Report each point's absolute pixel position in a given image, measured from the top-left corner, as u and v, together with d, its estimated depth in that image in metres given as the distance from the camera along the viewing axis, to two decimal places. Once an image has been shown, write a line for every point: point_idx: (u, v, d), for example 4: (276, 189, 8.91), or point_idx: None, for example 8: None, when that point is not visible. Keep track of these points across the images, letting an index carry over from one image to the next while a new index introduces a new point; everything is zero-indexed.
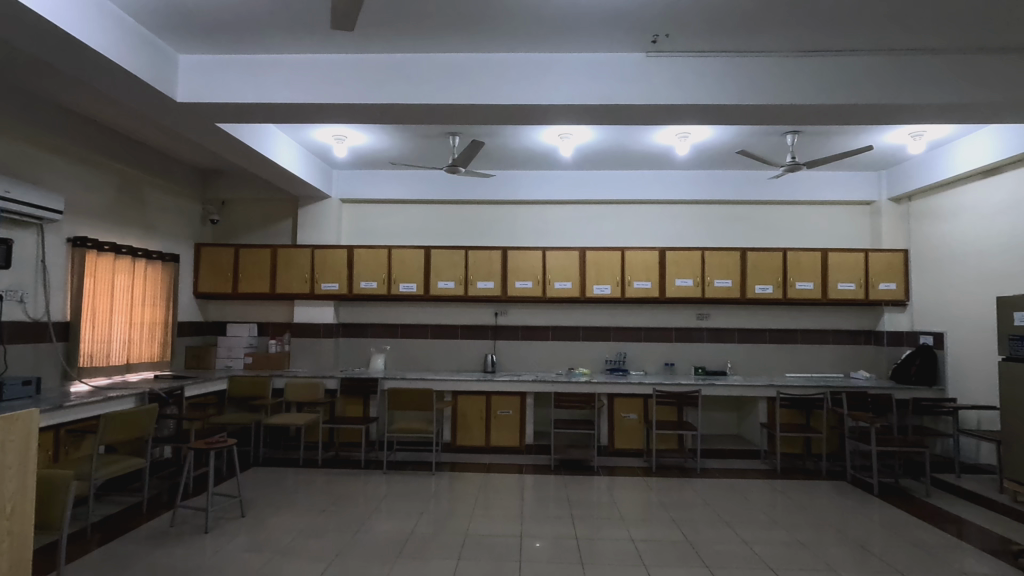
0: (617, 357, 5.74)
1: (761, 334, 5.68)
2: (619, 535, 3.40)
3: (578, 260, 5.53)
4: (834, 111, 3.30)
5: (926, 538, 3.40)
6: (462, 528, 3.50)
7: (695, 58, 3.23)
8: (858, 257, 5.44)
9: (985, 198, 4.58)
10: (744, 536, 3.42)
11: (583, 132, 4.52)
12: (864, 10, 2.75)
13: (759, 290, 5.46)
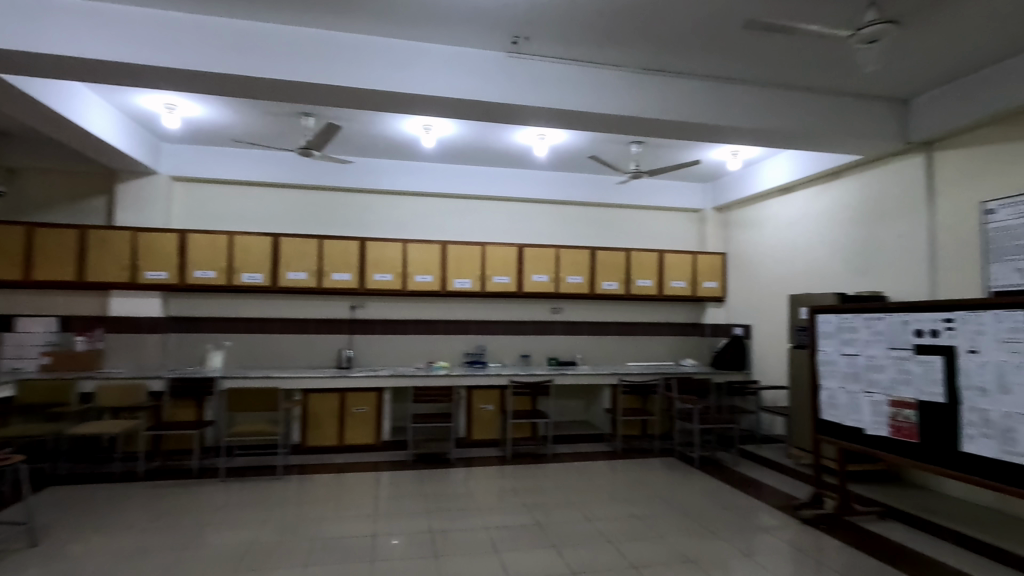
0: (476, 350, 5.83)
1: (607, 327, 6.16)
2: (474, 525, 3.47)
3: (439, 253, 5.51)
4: (669, 127, 3.67)
5: (734, 500, 3.96)
6: (312, 533, 3.31)
7: (552, 64, 3.39)
8: (687, 259, 6.14)
9: (783, 212, 5.43)
10: (588, 514, 3.69)
11: (445, 125, 4.51)
12: (693, 36, 3.09)
13: (606, 286, 5.91)
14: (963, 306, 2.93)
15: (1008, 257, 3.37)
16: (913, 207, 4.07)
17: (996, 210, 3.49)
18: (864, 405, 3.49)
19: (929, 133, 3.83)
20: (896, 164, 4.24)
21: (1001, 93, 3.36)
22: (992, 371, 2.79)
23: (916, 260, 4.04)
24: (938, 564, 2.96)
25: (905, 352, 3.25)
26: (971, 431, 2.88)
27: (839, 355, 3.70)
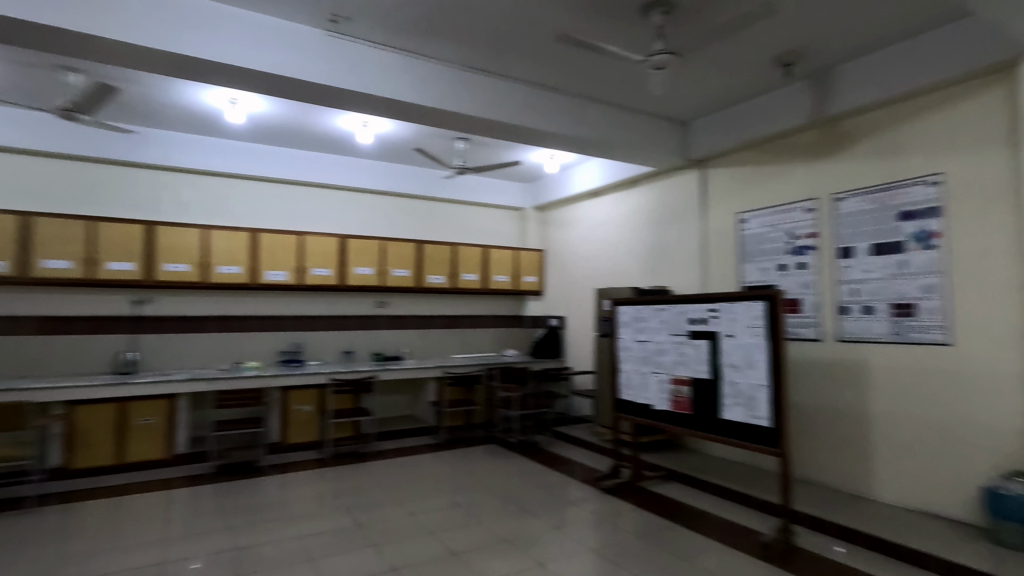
0: (292, 348, 5.41)
1: (433, 320, 6.19)
2: (286, 535, 3.23)
3: (248, 243, 4.98)
4: (491, 126, 3.81)
5: (548, 479, 4.28)
6: (76, 572, 2.77)
7: (374, 49, 3.28)
8: (510, 254, 6.44)
9: (592, 214, 6.00)
10: (411, 508, 3.67)
11: (255, 101, 4.08)
12: (513, 40, 3.23)
13: (432, 280, 5.92)
14: (723, 298, 3.54)
15: (755, 259, 4.21)
16: (690, 215, 4.80)
17: (748, 220, 4.29)
18: (652, 384, 4.02)
19: (703, 153, 4.54)
20: (679, 177, 4.95)
21: (751, 125, 4.13)
22: (742, 351, 3.41)
23: (692, 260, 4.77)
24: (705, 513, 3.55)
25: (682, 337, 3.81)
26: (727, 401, 3.49)
27: (633, 341, 4.20)
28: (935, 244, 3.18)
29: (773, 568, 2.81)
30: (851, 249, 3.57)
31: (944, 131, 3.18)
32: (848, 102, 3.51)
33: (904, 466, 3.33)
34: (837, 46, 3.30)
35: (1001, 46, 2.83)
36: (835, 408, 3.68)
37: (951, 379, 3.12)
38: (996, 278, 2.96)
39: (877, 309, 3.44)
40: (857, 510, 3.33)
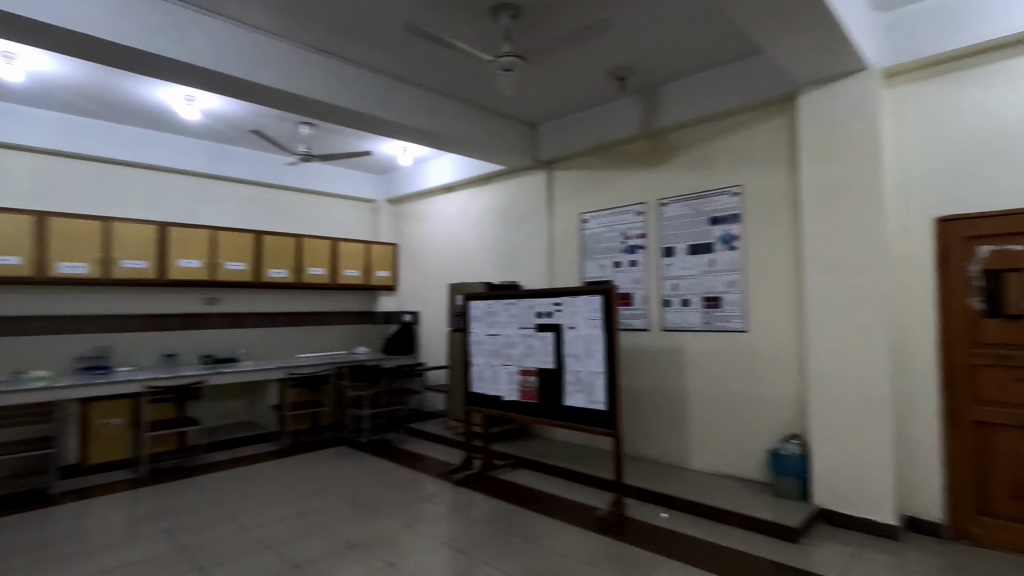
0: (96, 353, 4.63)
1: (275, 318, 5.73)
2: (87, 571, 2.76)
3: (32, 228, 4.14)
4: (337, 111, 3.63)
5: (400, 477, 4.21)
6: None
7: (199, 16, 2.93)
8: (361, 248, 6.19)
9: (445, 209, 6.01)
10: (247, 523, 3.37)
11: (39, 58, 3.40)
12: (360, 25, 3.10)
13: (274, 274, 5.48)
14: (566, 293, 3.77)
15: (594, 256, 4.56)
16: (538, 214, 5.04)
17: (589, 220, 4.62)
18: (502, 375, 4.16)
19: (549, 154, 4.79)
20: (528, 177, 5.16)
21: (592, 132, 4.44)
22: (582, 341, 3.67)
23: (540, 256, 5.02)
24: (550, 496, 3.77)
25: (530, 330, 3.99)
26: (569, 388, 3.74)
27: (485, 335, 4.30)
28: (736, 246, 3.72)
29: (608, 539, 3.08)
30: (672, 249, 4.02)
31: (743, 149, 3.73)
32: (671, 118, 3.94)
33: (712, 437, 3.85)
34: (661, 66, 3.68)
35: (783, 81, 3.39)
36: (659, 390, 4.14)
37: (747, 361, 3.68)
38: (778, 275, 3.55)
39: (693, 302, 3.93)
40: (676, 479, 3.77)
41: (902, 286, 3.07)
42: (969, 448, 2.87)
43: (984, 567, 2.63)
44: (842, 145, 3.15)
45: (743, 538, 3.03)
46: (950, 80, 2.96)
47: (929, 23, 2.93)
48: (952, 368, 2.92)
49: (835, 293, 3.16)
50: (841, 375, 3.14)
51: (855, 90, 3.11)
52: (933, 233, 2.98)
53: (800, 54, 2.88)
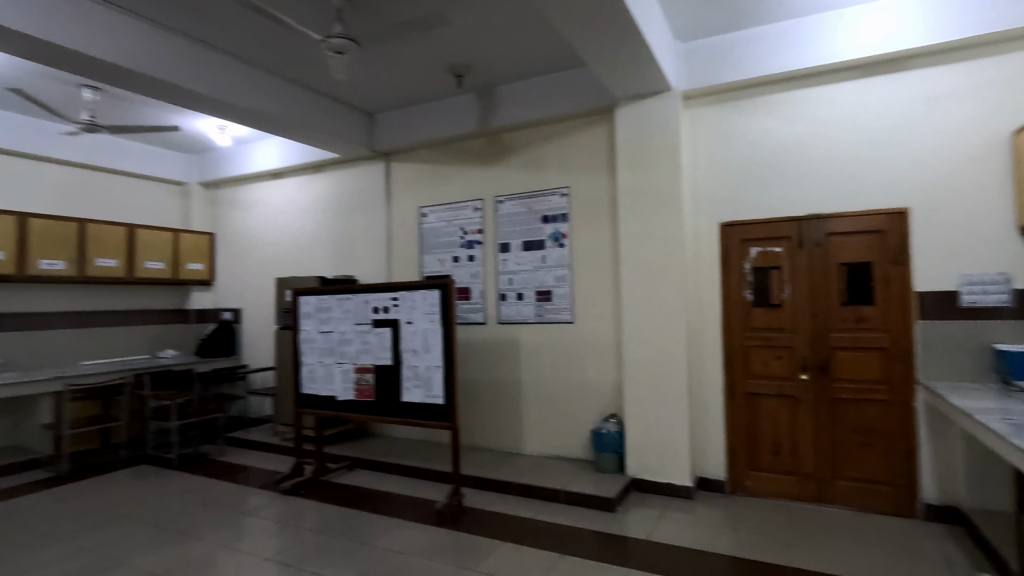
0: None
1: (48, 319, 4.75)
2: None
3: None
4: (131, 75, 3.12)
5: (217, 492, 3.78)
6: None
7: None
8: (168, 237, 5.40)
9: (272, 196, 5.52)
10: (9, 569, 2.75)
11: None
12: None
13: (47, 266, 4.53)
14: (403, 287, 3.71)
15: (433, 251, 4.56)
16: (375, 206, 4.89)
17: (427, 215, 4.59)
18: (336, 374, 3.96)
19: (386, 145, 4.65)
20: (364, 167, 4.97)
21: (431, 126, 4.42)
22: (421, 336, 3.65)
23: (378, 249, 4.87)
24: (388, 494, 3.69)
25: (366, 326, 3.86)
26: (407, 384, 3.68)
27: (317, 333, 4.06)
28: (564, 243, 4.00)
29: (446, 530, 3.11)
30: (507, 245, 4.19)
31: (570, 153, 4.01)
32: (507, 119, 4.09)
33: (543, 423, 4.10)
34: (496, 67, 3.79)
35: (604, 94, 3.72)
36: (496, 381, 4.28)
37: (574, 350, 3.99)
38: (600, 271, 3.90)
39: (527, 296, 4.13)
40: (511, 464, 3.95)
41: (696, 281, 3.57)
42: (743, 416, 3.45)
43: (753, 512, 3.19)
44: (651, 155, 3.56)
45: (570, 513, 3.27)
46: (731, 107, 3.51)
47: (715, 57, 3.43)
48: (731, 350, 3.48)
49: (645, 287, 3.56)
50: (649, 359, 3.55)
51: (661, 108, 3.53)
52: (718, 236, 3.51)
53: (619, 70, 3.17)
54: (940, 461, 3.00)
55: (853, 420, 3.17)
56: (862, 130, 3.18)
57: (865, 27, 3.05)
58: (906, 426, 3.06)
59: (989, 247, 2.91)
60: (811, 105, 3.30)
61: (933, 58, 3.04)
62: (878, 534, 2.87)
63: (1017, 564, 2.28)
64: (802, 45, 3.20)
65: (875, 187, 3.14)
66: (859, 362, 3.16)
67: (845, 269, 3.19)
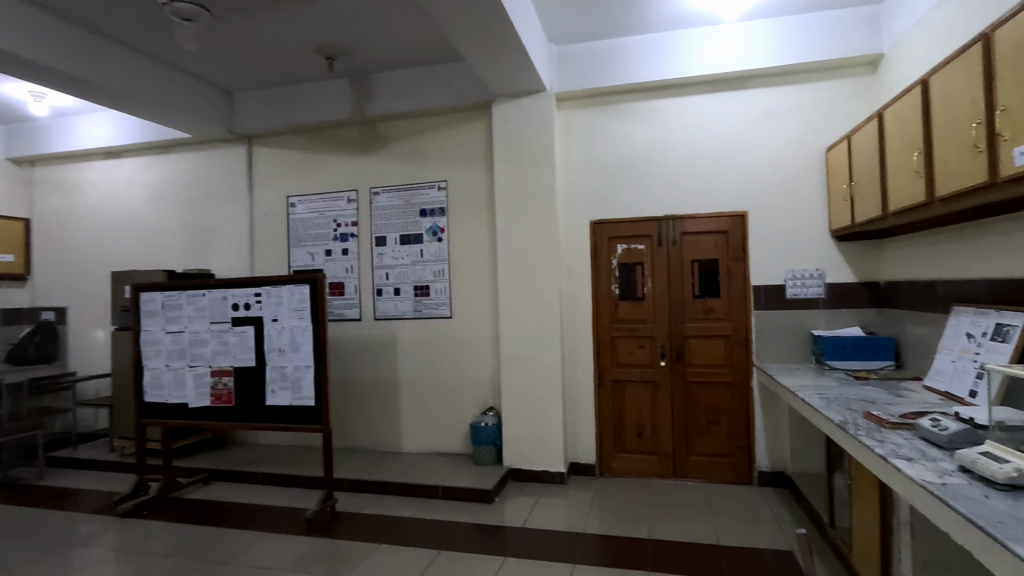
0: None
1: None
2: None
3: None
4: None
5: (35, 523, 3.23)
6: None
7: None
8: None
9: (107, 178, 4.81)
10: None
11: None
12: None
13: None
14: (267, 282, 3.43)
15: (303, 243, 4.28)
16: (236, 193, 4.47)
17: (296, 204, 4.30)
18: (188, 379, 3.56)
19: (248, 128, 4.27)
20: (221, 150, 4.51)
21: (300, 109, 4.13)
22: (288, 335, 3.40)
23: (239, 241, 4.46)
24: (251, 507, 3.40)
25: (224, 325, 3.51)
26: (272, 386, 3.42)
27: (164, 334, 3.62)
28: (442, 238, 3.97)
29: (316, 539, 2.93)
30: (384, 238, 4.06)
31: (448, 147, 3.98)
32: (382, 108, 3.94)
33: (421, 420, 4.04)
34: (371, 53, 3.64)
35: (482, 89, 3.74)
36: (371, 379, 4.13)
37: (452, 345, 3.97)
38: (478, 266, 3.92)
39: (404, 291, 4.04)
40: (388, 464, 3.84)
41: (569, 276, 3.73)
42: (611, 402, 3.68)
43: (619, 492, 3.42)
44: (526, 153, 3.65)
45: (448, 508, 3.26)
46: (601, 111, 3.70)
47: (586, 62, 3.59)
48: (600, 340, 3.69)
49: (522, 282, 3.65)
50: (526, 351, 3.65)
51: (537, 108, 3.63)
52: (589, 233, 3.70)
53: (495, 67, 3.21)
54: (771, 434, 3.44)
55: (703, 402, 3.53)
56: (712, 139, 3.52)
57: (715, 46, 3.39)
58: (744, 404, 3.47)
59: (809, 247, 3.39)
60: (668, 114, 3.59)
61: (769, 79, 3.45)
62: (722, 502, 3.23)
63: (827, 517, 2.68)
64: (663, 58, 3.46)
65: (722, 192, 3.50)
66: (708, 348, 3.52)
67: (697, 265, 3.53)
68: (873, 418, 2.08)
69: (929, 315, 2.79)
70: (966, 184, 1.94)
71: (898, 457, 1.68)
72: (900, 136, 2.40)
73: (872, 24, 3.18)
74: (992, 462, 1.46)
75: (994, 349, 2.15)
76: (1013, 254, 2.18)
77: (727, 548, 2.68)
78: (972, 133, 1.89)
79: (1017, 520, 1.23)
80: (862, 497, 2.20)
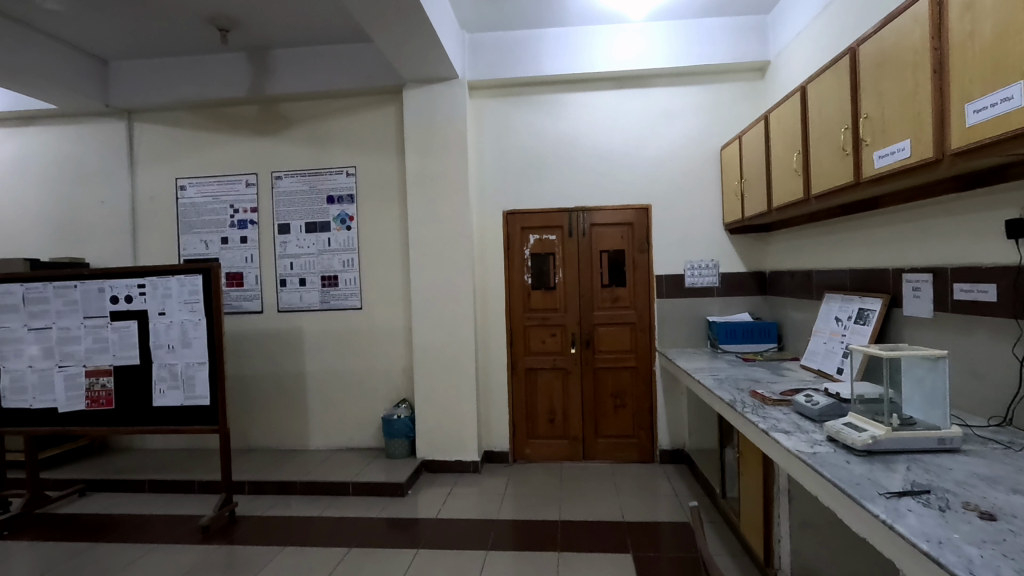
0: None
1: None
2: None
3: None
4: None
5: None
6: None
7: None
8: None
9: None
10: None
11: None
12: None
13: None
14: (153, 272, 3.12)
15: (194, 230, 3.94)
16: (114, 173, 4.02)
17: (186, 187, 3.95)
18: (57, 382, 3.18)
19: (126, 101, 3.85)
20: (94, 125, 4.04)
21: (188, 83, 3.78)
22: (177, 329, 3.13)
23: (118, 227, 4.03)
24: (136, 517, 3.11)
25: (101, 320, 3.16)
26: (160, 386, 3.13)
27: (26, 331, 3.20)
28: (351, 226, 3.82)
29: (213, 547, 2.74)
30: (287, 226, 3.84)
31: (356, 132, 3.83)
32: (283, 88, 3.71)
33: (331, 416, 3.89)
34: (269, 27, 3.40)
35: (392, 73, 3.62)
36: (274, 375, 3.91)
37: (362, 337, 3.85)
38: (389, 256, 3.82)
39: (310, 281, 3.85)
40: (294, 462, 3.67)
41: (482, 266, 3.73)
42: (524, 390, 3.74)
43: (532, 477, 3.49)
44: (438, 141, 3.59)
45: (359, 504, 3.18)
46: (512, 103, 3.72)
47: (498, 51, 3.59)
48: (513, 329, 3.73)
49: (434, 272, 3.60)
50: (438, 341, 3.62)
51: (448, 96, 3.58)
52: (502, 223, 3.72)
53: (403, 51, 3.11)
54: (671, 415, 3.66)
55: (609, 386, 3.69)
56: (618, 134, 3.66)
57: (620, 44, 3.51)
58: (647, 387, 3.67)
59: (705, 238, 3.62)
60: (578, 108, 3.68)
61: (670, 79, 3.63)
62: (627, 480, 3.40)
63: (719, 488, 2.90)
64: (571, 52, 3.54)
65: (627, 185, 3.65)
66: (615, 335, 3.68)
67: (605, 255, 3.66)
68: (758, 395, 2.28)
69: (805, 302, 3.09)
70: (836, 183, 2.15)
71: (777, 430, 1.85)
72: (782, 139, 2.62)
73: (759, 33, 3.44)
74: (853, 431, 1.64)
75: (857, 331, 2.43)
76: (872, 247, 2.46)
77: (631, 524, 2.83)
78: (841, 136, 2.10)
79: (871, 481, 1.40)
80: (748, 468, 2.40)
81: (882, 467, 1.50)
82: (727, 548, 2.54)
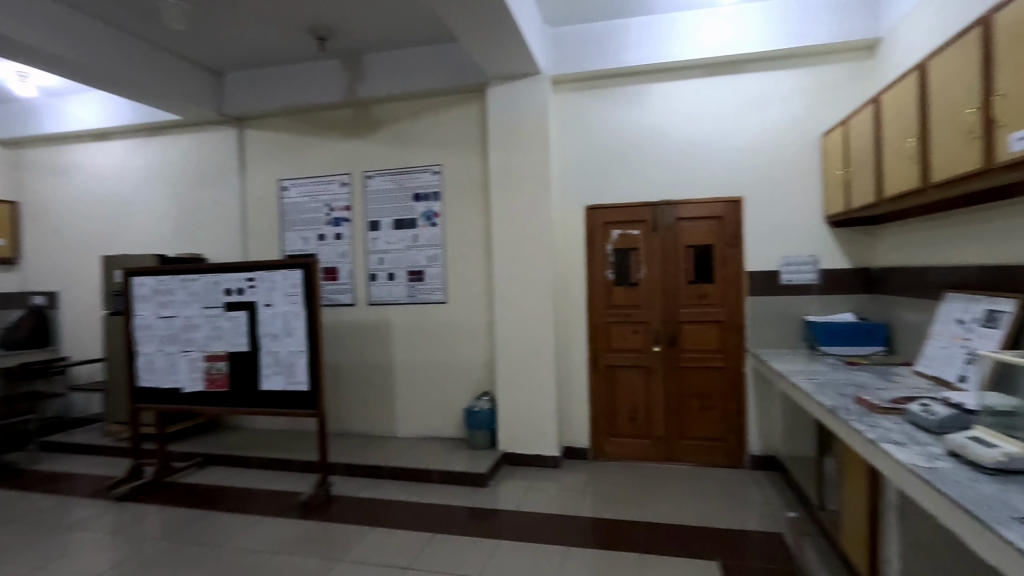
0: None
1: None
2: None
3: None
4: None
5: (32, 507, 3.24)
6: None
7: None
8: None
9: (93, 161, 4.76)
10: None
11: None
12: None
13: None
14: (260, 267, 3.39)
15: (296, 228, 4.24)
16: (227, 175, 4.41)
17: (289, 187, 4.25)
18: (181, 364, 3.55)
19: (237, 110, 4.20)
20: (211, 133, 4.45)
21: (290, 91, 4.06)
22: (281, 319, 3.38)
23: (231, 226, 4.42)
24: (245, 490, 3.41)
25: (217, 310, 3.48)
26: (266, 371, 3.41)
27: (156, 319, 3.59)
28: (436, 222, 3.94)
29: (311, 522, 2.95)
30: (377, 223, 4.03)
31: (442, 130, 3.94)
32: (374, 90, 3.88)
33: (417, 405, 4.05)
34: (361, 34, 3.57)
35: (476, 72, 3.69)
36: (366, 365, 4.13)
37: (447, 329, 3.97)
38: (472, 251, 3.91)
39: (398, 276, 4.02)
40: (383, 448, 3.86)
41: (563, 261, 3.72)
42: (605, 387, 3.70)
43: (612, 475, 3.45)
44: (520, 137, 3.62)
45: (443, 492, 3.29)
46: (595, 96, 3.66)
47: (581, 44, 3.55)
48: (594, 325, 3.69)
49: (516, 267, 3.64)
50: (519, 336, 3.66)
51: (531, 91, 3.59)
52: (584, 218, 3.68)
53: (487, 49, 3.16)
54: (763, 418, 3.47)
55: (695, 385, 3.55)
56: (707, 124, 3.50)
57: (710, 29, 3.35)
58: (736, 389, 3.50)
59: (803, 232, 3.38)
60: (665, 98, 3.56)
61: (766, 63, 3.42)
62: (714, 485, 3.26)
63: (816, 499, 2.72)
64: (657, 41, 3.43)
65: (716, 177, 3.49)
66: (701, 333, 3.53)
67: (692, 250, 3.53)
68: (864, 403, 2.10)
69: (920, 301, 2.81)
70: (962, 169, 1.93)
71: (887, 441, 1.70)
72: (896, 121, 2.39)
73: (869, 7, 3.15)
74: (981, 446, 1.47)
75: (986, 335, 2.17)
76: (1006, 240, 2.18)
77: (718, 531, 2.72)
78: (969, 118, 1.88)
79: (1003, 504, 1.25)
80: (851, 480, 2.22)
81: (1017, 489, 1.33)
82: (827, 564, 2.37)
